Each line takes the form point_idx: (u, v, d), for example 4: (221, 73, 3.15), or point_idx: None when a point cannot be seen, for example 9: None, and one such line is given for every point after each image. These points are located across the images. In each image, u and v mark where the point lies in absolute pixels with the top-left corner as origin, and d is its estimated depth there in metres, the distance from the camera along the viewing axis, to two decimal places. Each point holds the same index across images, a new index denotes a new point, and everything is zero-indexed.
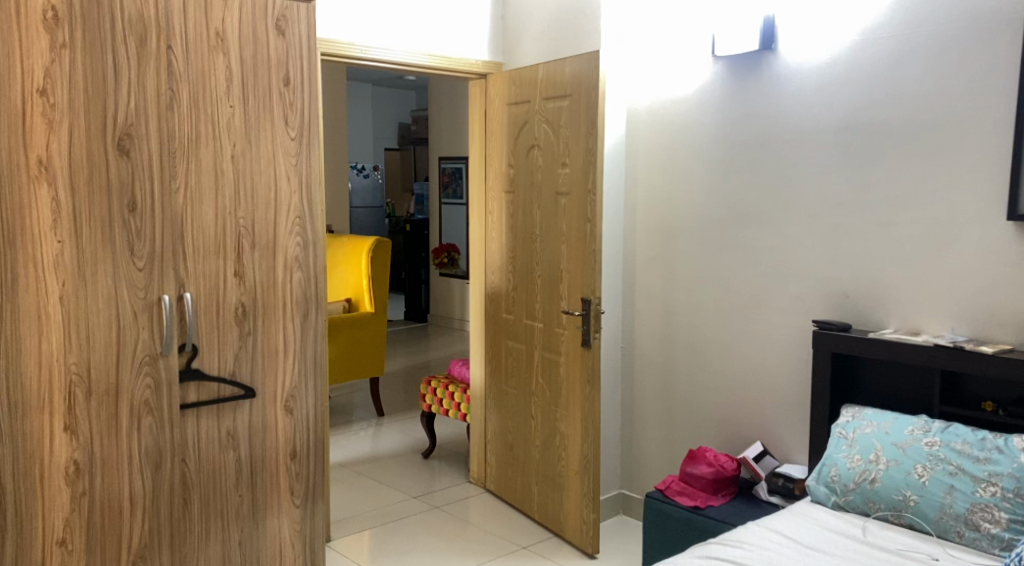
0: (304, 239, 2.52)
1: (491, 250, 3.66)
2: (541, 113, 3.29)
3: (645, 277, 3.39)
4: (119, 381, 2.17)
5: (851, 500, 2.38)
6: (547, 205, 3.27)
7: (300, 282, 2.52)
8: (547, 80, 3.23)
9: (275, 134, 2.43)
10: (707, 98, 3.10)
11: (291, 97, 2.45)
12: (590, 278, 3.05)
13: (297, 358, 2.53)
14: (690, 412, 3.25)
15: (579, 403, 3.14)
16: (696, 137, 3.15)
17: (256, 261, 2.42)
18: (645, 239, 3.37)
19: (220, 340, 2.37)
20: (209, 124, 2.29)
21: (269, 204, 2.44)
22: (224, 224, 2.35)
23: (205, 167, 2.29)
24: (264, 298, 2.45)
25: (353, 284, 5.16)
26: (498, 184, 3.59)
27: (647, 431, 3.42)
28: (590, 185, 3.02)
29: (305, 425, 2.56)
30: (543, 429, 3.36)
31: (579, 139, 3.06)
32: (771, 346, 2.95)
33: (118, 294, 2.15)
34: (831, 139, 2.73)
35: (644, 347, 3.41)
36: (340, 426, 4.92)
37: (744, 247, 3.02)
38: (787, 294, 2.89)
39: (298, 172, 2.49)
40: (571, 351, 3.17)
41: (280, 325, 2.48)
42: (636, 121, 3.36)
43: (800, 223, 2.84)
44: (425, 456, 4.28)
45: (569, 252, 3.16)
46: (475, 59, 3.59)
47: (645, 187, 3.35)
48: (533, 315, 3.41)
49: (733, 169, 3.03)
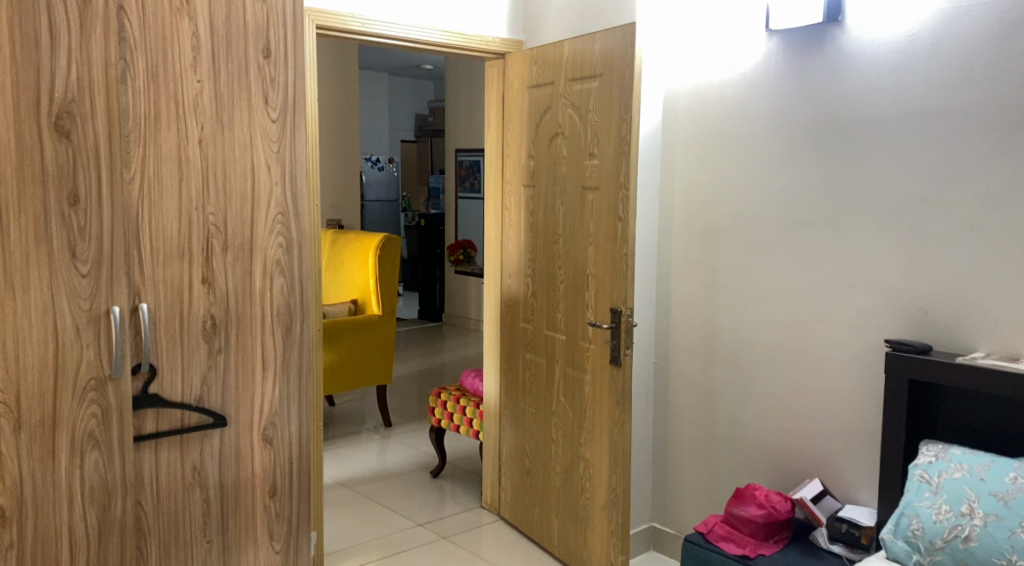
0: (287, 240, 2.14)
1: (508, 251, 3.27)
2: (565, 96, 2.89)
3: (683, 284, 2.99)
4: (58, 410, 1.81)
5: (938, 560, 1.97)
6: (571, 201, 2.88)
7: (282, 290, 2.14)
8: (573, 58, 2.83)
9: (252, 116, 2.06)
10: (758, 79, 2.69)
11: (273, 72, 2.08)
12: (621, 286, 2.66)
13: (278, 380, 2.16)
14: (733, 439, 2.85)
15: (606, 428, 2.75)
16: (744, 126, 2.74)
17: (229, 265, 2.06)
18: (684, 241, 2.97)
19: (185, 358, 2.00)
20: (172, 102, 1.93)
21: (245, 198, 2.07)
22: (190, 221, 1.98)
23: (166, 153, 1.93)
24: (238, 309, 2.08)
25: (360, 284, 4.79)
26: (516, 177, 3.20)
27: (683, 457, 3.03)
28: (622, 179, 2.63)
29: (287, 457, 2.19)
30: (565, 454, 2.97)
31: (610, 126, 2.67)
32: (832, 367, 2.54)
33: (56, 306, 1.78)
34: (909, 126, 2.31)
35: (680, 364, 3.02)
36: (345, 437, 4.56)
37: (800, 252, 2.61)
38: (852, 308, 2.48)
39: (279, 161, 2.11)
40: (598, 369, 2.78)
41: (258, 341, 2.12)
42: (673, 106, 2.96)
43: (869, 225, 2.42)
44: (434, 474, 3.91)
45: (596, 254, 2.77)
46: (492, 36, 3.20)
47: (683, 182, 2.95)
48: (554, 325, 3.02)
49: (788, 163, 2.62)
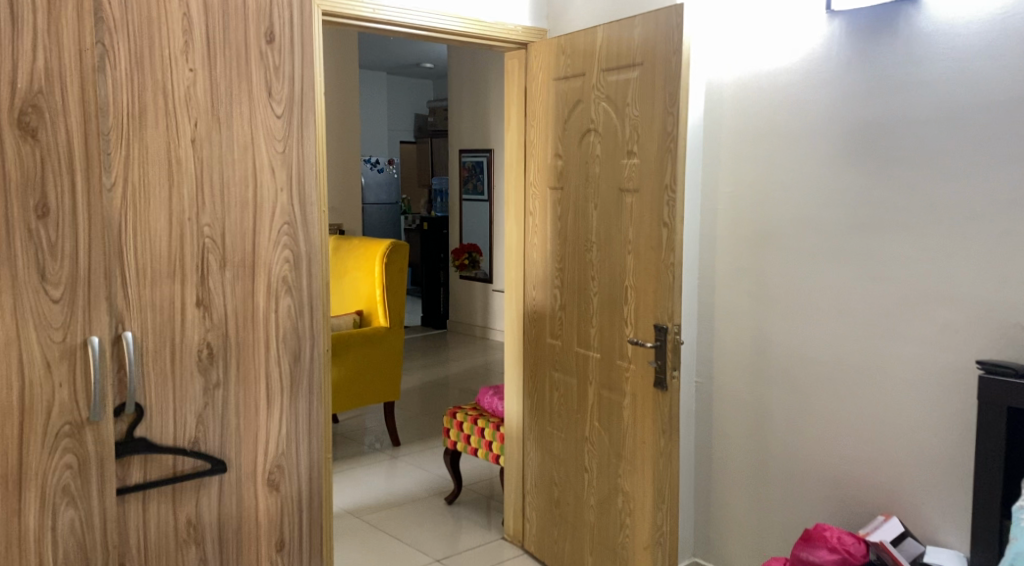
0: (295, 254, 1.87)
1: (531, 260, 2.98)
2: (598, 88, 2.60)
3: (727, 296, 2.71)
4: (24, 461, 1.51)
5: None
6: (606, 205, 2.60)
7: (289, 311, 1.87)
8: (607, 45, 2.55)
9: (254, 111, 1.78)
10: (816, 67, 2.41)
11: (276, 59, 1.80)
12: (667, 300, 2.37)
13: (285, 415, 1.88)
14: (787, 469, 2.57)
15: (650, 458, 2.47)
16: (798, 119, 2.46)
17: (227, 284, 1.77)
18: (729, 249, 2.69)
19: (177, 393, 1.71)
20: (160, 94, 1.65)
21: (245, 206, 1.79)
22: (181, 233, 1.70)
23: (153, 155, 1.65)
24: (238, 334, 1.80)
25: (365, 294, 4.50)
26: (541, 178, 2.91)
27: (730, 487, 2.75)
28: (668, 179, 2.35)
29: (295, 506, 1.91)
30: (600, 485, 2.69)
31: (652, 121, 2.39)
32: (904, 389, 2.25)
33: (21, 338, 1.49)
34: (998, 117, 2.02)
35: (725, 383, 2.74)
36: (350, 458, 4.27)
37: (865, 260, 2.32)
38: (929, 324, 2.19)
39: (285, 163, 1.84)
40: (639, 391, 2.50)
41: (261, 372, 1.84)
42: (718, 99, 2.68)
43: (949, 229, 2.13)
44: (449, 501, 3.62)
45: (636, 264, 2.49)
46: (513, 24, 2.90)
47: (729, 183, 2.67)
48: (586, 343, 2.73)
49: (850, 161, 2.33)
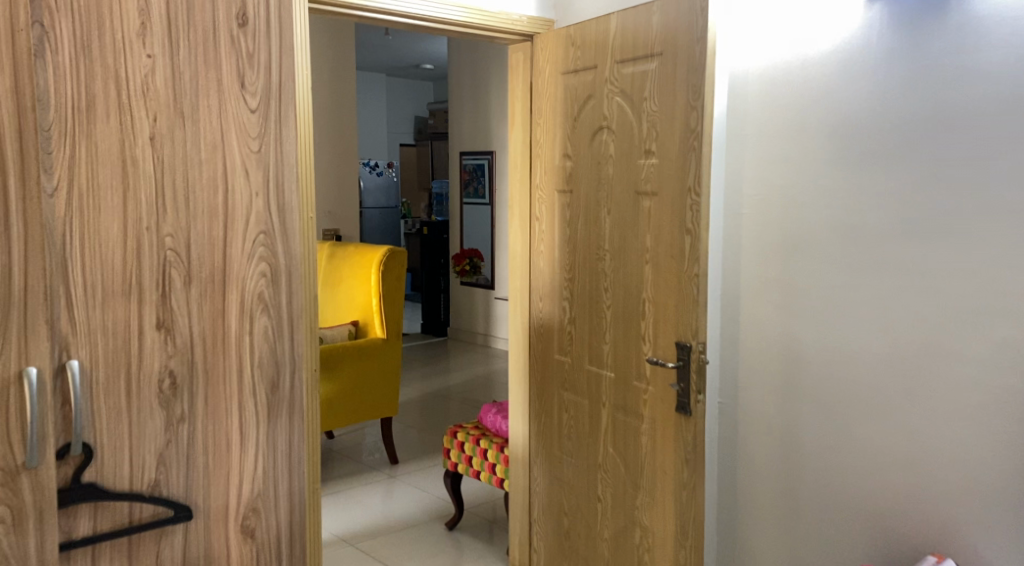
0: (272, 268, 1.64)
1: (537, 269, 2.75)
2: (612, 82, 2.37)
3: (754, 310, 2.48)
4: None
5: None
6: (622, 210, 2.37)
7: (266, 333, 1.64)
8: (622, 34, 2.32)
9: (224, 104, 1.55)
10: (853, 57, 2.18)
11: (250, 45, 1.58)
12: (691, 315, 2.14)
13: (261, 452, 1.65)
14: (822, 500, 2.34)
15: (671, 489, 2.25)
16: (832, 115, 2.23)
17: (193, 303, 1.54)
18: (755, 258, 2.46)
19: (134, 430, 1.48)
20: (112, 83, 1.42)
21: (214, 214, 1.56)
22: (138, 245, 1.47)
23: (104, 154, 1.42)
24: (207, 361, 1.57)
25: (361, 303, 4.27)
26: (548, 180, 2.67)
27: (757, 518, 2.52)
28: (691, 181, 2.12)
29: (273, 554, 1.68)
30: (616, 517, 2.46)
31: (674, 117, 2.16)
32: (956, 415, 2.02)
33: None
34: None
35: (751, 404, 2.51)
36: (345, 478, 4.03)
37: (910, 272, 2.09)
38: (985, 343, 1.96)
39: (260, 164, 1.61)
40: (659, 415, 2.27)
41: (233, 403, 1.60)
42: (742, 94, 2.46)
43: (1008, 236, 1.89)
44: (450, 526, 3.39)
45: (655, 276, 2.26)
46: (518, 14, 2.66)
47: (755, 185, 2.44)
48: (599, 360, 2.50)
49: (892, 161, 2.10)
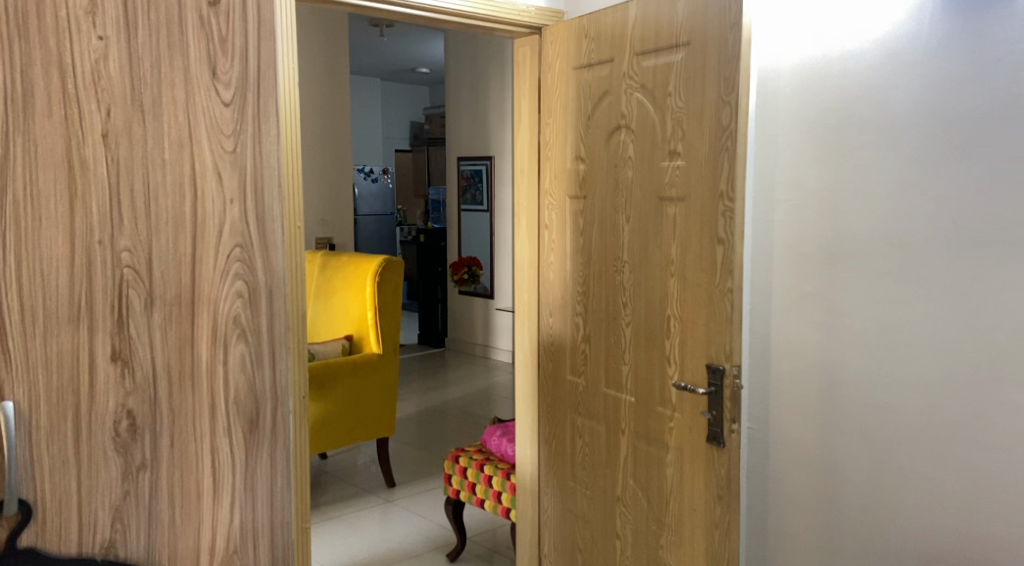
0: (250, 288, 1.41)
1: (548, 282, 2.52)
2: (632, 76, 2.15)
3: (787, 327, 2.25)
4: None
5: None
6: (643, 216, 2.14)
7: (243, 363, 1.41)
8: (643, 23, 2.10)
9: (191, 95, 1.32)
10: (903, 46, 1.96)
11: (223, 28, 1.35)
12: (724, 335, 1.92)
13: (237, 503, 1.41)
14: (865, 537, 2.11)
15: (701, 528, 2.03)
16: (877, 111, 2.01)
17: (156, 329, 1.31)
18: (789, 270, 2.23)
19: (85, 481, 1.25)
20: (54, 69, 1.19)
21: (180, 224, 1.33)
22: (88, 261, 1.24)
23: (45, 154, 1.19)
24: (172, 397, 1.34)
25: (356, 316, 4.04)
26: (559, 185, 2.45)
27: (791, 555, 2.29)
28: (723, 185, 1.90)
29: None
30: (638, 555, 2.24)
31: (701, 113, 1.95)
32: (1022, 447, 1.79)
33: None
34: None
35: (784, 431, 2.28)
36: (339, 503, 3.79)
37: (968, 287, 1.86)
38: None
39: (236, 167, 1.39)
40: (688, 445, 2.05)
41: (204, 446, 1.37)
42: (773, 90, 2.24)
43: None
44: (451, 557, 3.16)
45: (681, 290, 2.04)
46: (526, 4, 2.44)
47: (789, 190, 2.22)
48: (617, 383, 2.27)
49: (946, 161, 1.88)
